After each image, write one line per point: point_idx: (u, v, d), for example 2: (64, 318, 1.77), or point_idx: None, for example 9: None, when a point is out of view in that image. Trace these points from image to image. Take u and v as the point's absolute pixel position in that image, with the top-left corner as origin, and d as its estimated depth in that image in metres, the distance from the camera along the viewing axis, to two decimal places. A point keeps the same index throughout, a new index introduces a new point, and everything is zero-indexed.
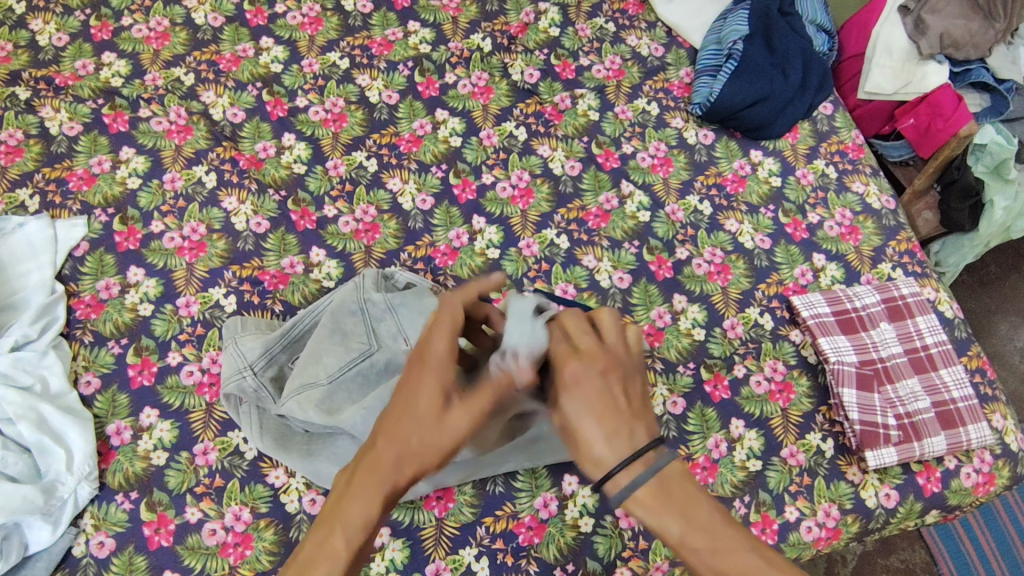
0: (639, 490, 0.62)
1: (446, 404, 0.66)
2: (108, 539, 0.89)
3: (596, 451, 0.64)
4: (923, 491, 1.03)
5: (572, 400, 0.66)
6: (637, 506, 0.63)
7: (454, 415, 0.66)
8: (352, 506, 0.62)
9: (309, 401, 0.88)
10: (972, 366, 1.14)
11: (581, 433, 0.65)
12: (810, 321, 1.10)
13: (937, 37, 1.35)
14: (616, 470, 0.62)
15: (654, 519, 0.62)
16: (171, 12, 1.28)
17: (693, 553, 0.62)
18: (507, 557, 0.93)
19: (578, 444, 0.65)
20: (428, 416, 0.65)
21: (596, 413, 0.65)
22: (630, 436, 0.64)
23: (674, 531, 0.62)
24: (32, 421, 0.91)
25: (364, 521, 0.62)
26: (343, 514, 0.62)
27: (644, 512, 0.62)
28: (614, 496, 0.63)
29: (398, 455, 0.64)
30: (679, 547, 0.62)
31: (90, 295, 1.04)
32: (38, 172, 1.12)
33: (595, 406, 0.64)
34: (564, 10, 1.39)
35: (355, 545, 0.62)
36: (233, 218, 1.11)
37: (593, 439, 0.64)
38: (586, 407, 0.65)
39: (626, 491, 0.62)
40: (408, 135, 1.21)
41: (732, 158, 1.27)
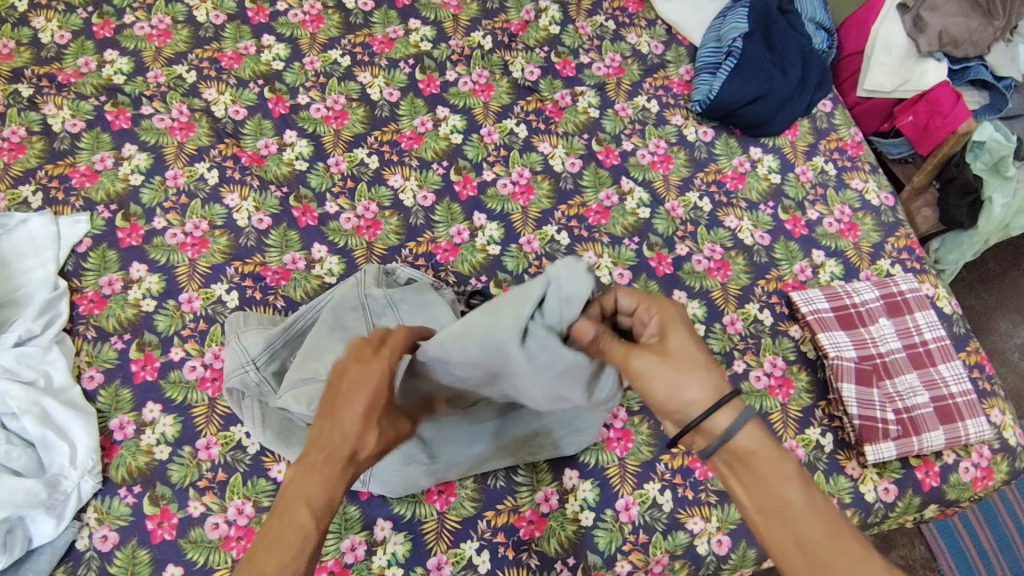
0: (757, 421, 0.68)
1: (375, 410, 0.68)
2: (111, 533, 0.90)
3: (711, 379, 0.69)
4: (922, 486, 1.04)
5: (677, 334, 0.72)
6: (758, 426, 0.68)
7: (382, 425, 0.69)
8: (315, 488, 0.63)
9: (304, 396, 0.87)
10: (970, 361, 1.14)
11: (689, 363, 0.69)
12: (810, 317, 1.10)
13: (936, 35, 1.35)
14: (734, 398, 0.67)
15: (771, 451, 0.66)
16: (173, 10, 1.29)
17: (803, 489, 0.65)
18: (509, 550, 0.93)
19: (686, 374, 0.69)
20: (365, 415, 0.67)
21: (696, 348, 0.71)
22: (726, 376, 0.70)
23: (791, 466, 0.66)
24: (36, 415, 0.92)
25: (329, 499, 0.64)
26: (308, 491, 0.63)
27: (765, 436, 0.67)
28: (732, 421, 0.67)
29: (344, 443, 0.65)
30: (789, 482, 0.65)
31: (93, 291, 1.04)
32: (41, 169, 1.12)
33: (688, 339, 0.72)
34: (564, 8, 1.39)
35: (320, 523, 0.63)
36: (236, 214, 1.11)
37: (698, 362, 0.69)
38: (692, 343, 0.71)
39: (745, 418, 0.67)
40: (409, 132, 1.22)
41: (732, 156, 1.28)
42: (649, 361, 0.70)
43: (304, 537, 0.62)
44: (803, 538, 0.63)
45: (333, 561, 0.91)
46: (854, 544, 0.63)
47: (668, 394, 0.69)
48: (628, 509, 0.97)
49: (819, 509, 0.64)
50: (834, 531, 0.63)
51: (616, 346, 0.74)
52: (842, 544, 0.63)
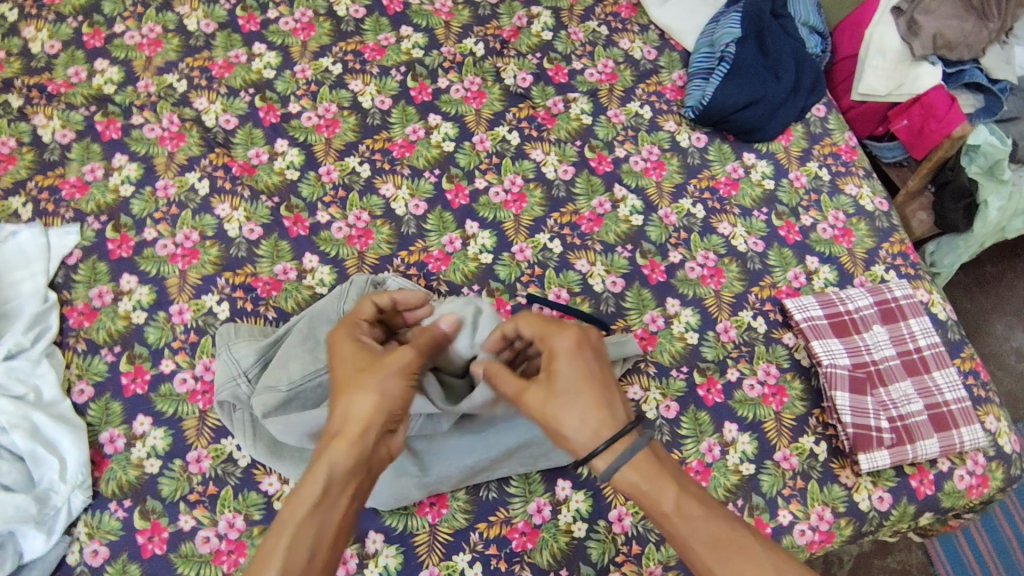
0: (637, 457, 0.72)
1: (369, 373, 0.74)
2: (101, 547, 0.89)
3: (585, 422, 0.72)
4: (916, 494, 1.04)
5: (564, 368, 0.75)
6: (634, 471, 0.71)
7: (382, 378, 0.73)
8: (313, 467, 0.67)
9: (266, 406, 0.88)
10: (965, 368, 1.14)
11: (570, 403, 0.73)
12: (803, 324, 1.10)
13: (930, 38, 1.34)
14: (622, 437, 0.72)
15: (648, 487, 0.70)
16: (163, 18, 1.28)
17: (682, 520, 0.69)
18: (501, 562, 0.93)
19: (565, 414, 0.73)
20: (374, 397, 0.72)
21: (580, 384, 0.74)
22: (616, 414, 0.73)
23: (667, 499, 0.69)
24: (25, 430, 0.92)
25: (325, 475, 0.66)
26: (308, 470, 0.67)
27: (642, 476, 0.71)
28: (609, 464, 0.71)
29: (355, 433, 0.69)
30: (670, 515, 0.69)
31: (82, 303, 1.04)
32: (31, 180, 1.12)
33: (579, 381, 0.74)
34: (557, 14, 1.39)
35: (314, 499, 0.65)
36: (226, 225, 1.11)
37: (578, 415, 0.73)
38: (580, 378, 0.74)
39: (623, 458, 0.71)
40: (401, 140, 1.21)
41: (725, 161, 1.27)
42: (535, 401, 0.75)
43: (302, 515, 0.64)
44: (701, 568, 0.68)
45: None
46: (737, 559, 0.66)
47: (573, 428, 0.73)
48: (621, 520, 0.97)
49: (701, 536, 0.68)
50: (717, 551, 0.67)
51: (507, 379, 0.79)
52: (729, 561, 0.66)
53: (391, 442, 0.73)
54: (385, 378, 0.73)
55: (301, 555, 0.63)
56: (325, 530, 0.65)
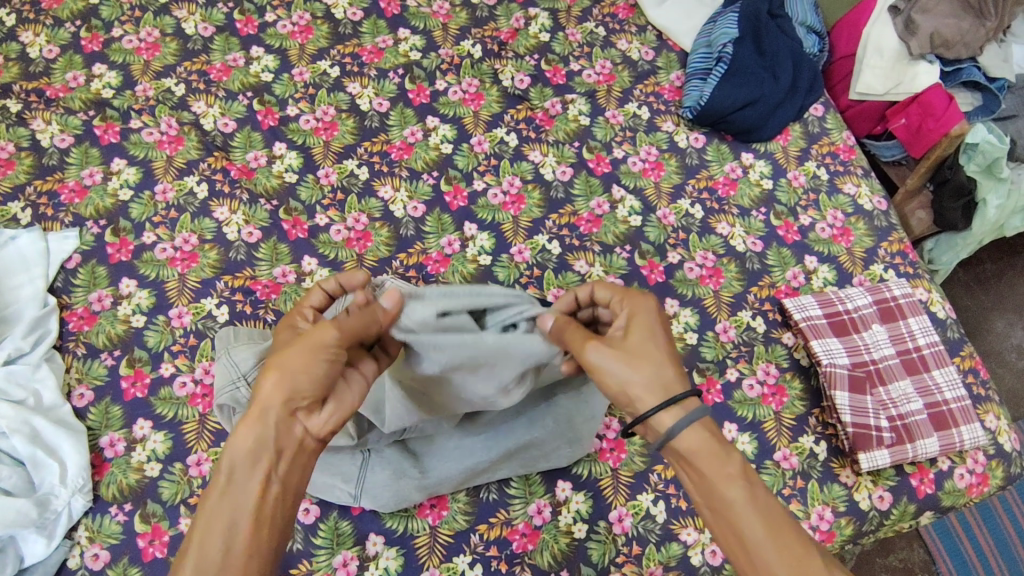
0: (705, 422, 0.70)
1: (282, 353, 0.69)
2: (102, 551, 0.90)
3: (657, 380, 0.71)
4: (917, 493, 1.04)
5: (641, 331, 0.73)
6: (701, 433, 0.69)
7: (288, 352, 0.68)
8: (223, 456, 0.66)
9: None
10: (964, 366, 1.14)
11: (644, 360, 0.72)
12: (802, 324, 1.10)
13: (927, 37, 1.34)
14: (686, 398, 0.70)
15: (716, 449, 0.69)
16: (162, 22, 1.29)
17: (743, 486, 0.67)
18: (501, 564, 0.93)
19: (634, 370, 0.71)
20: (277, 375, 0.68)
21: (660, 348, 0.73)
22: (682, 379, 0.72)
23: (732, 464, 0.68)
24: (25, 434, 0.92)
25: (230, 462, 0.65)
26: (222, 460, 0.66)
27: (708, 439, 0.69)
28: (677, 421, 0.70)
29: (262, 413, 0.66)
30: (730, 480, 0.68)
31: (82, 307, 1.04)
32: (30, 185, 1.12)
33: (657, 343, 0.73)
34: (555, 15, 1.39)
35: (220, 490, 0.64)
36: (225, 228, 1.11)
37: (650, 375, 0.71)
38: (654, 340, 0.73)
39: (694, 419, 0.69)
40: (399, 143, 1.21)
41: (723, 161, 1.27)
42: (602, 353, 0.72)
43: (209, 508, 0.64)
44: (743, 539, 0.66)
45: None
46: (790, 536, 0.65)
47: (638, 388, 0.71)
48: (622, 520, 0.97)
49: (760, 508, 0.66)
50: (769, 527, 0.65)
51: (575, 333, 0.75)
52: (779, 542, 0.65)
53: (309, 419, 0.68)
54: (299, 352, 0.68)
55: (212, 550, 0.61)
56: (237, 520, 0.63)
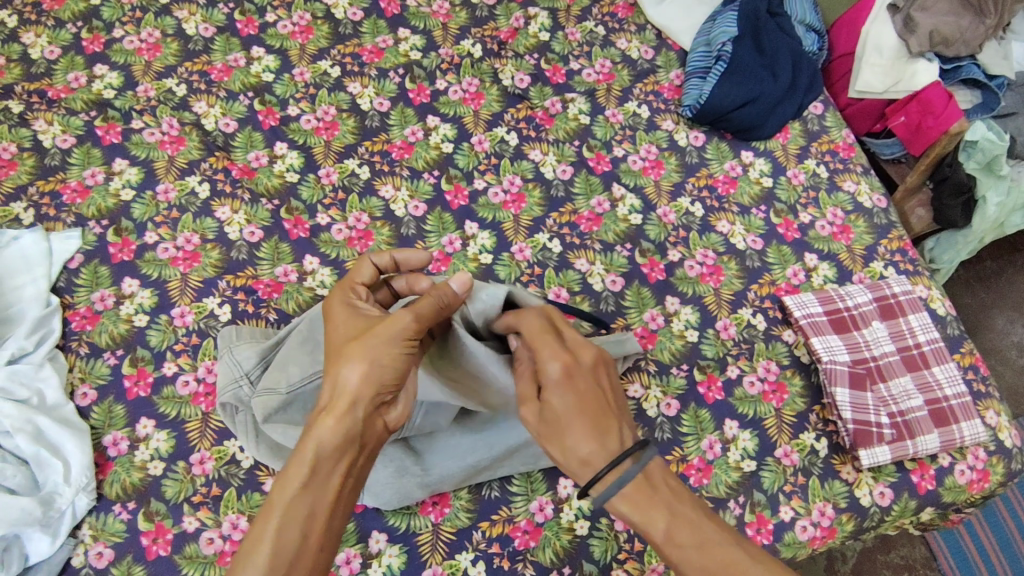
0: (628, 487, 0.70)
1: (366, 339, 0.71)
2: (106, 549, 0.90)
3: (580, 446, 0.72)
4: (918, 489, 1.04)
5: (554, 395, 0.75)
6: (624, 502, 0.70)
7: (374, 345, 0.71)
8: (305, 440, 0.67)
9: (267, 408, 0.88)
10: (965, 363, 1.14)
11: (564, 426, 0.73)
12: (802, 321, 1.10)
13: (927, 35, 1.34)
14: (606, 472, 0.70)
15: (639, 518, 0.69)
16: (162, 23, 1.29)
17: (676, 550, 0.69)
18: (504, 560, 0.93)
19: (562, 434, 0.73)
20: (365, 365, 0.70)
21: (582, 406, 0.74)
22: (609, 439, 0.72)
23: (657, 530, 0.69)
24: (29, 433, 0.92)
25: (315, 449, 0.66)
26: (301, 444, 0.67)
27: (631, 508, 0.70)
28: (604, 491, 0.70)
29: (347, 404, 0.69)
30: (664, 545, 0.69)
31: (85, 307, 1.05)
32: (33, 185, 1.12)
33: (581, 404, 0.73)
34: (554, 14, 1.40)
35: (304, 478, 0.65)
36: (227, 227, 1.11)
37: (579, 440, 0.72)
38: (575, 400, 0.74)
39: (614, 487, 0.70)
40: (400, 142, 1.22)
41: (723, 160, 1.27)
42: (533, 415, 0.77)
43: (291, 496, 0.65)
44: None
45: None
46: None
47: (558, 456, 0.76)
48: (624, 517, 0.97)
49: (697, 566, 0.67)
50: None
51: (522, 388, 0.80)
52: None
53: (387, 414, 0.74)
54: (382, 345, 0.71)
55: (294, 539, 0.63)
56: (316, 512, 0.65)
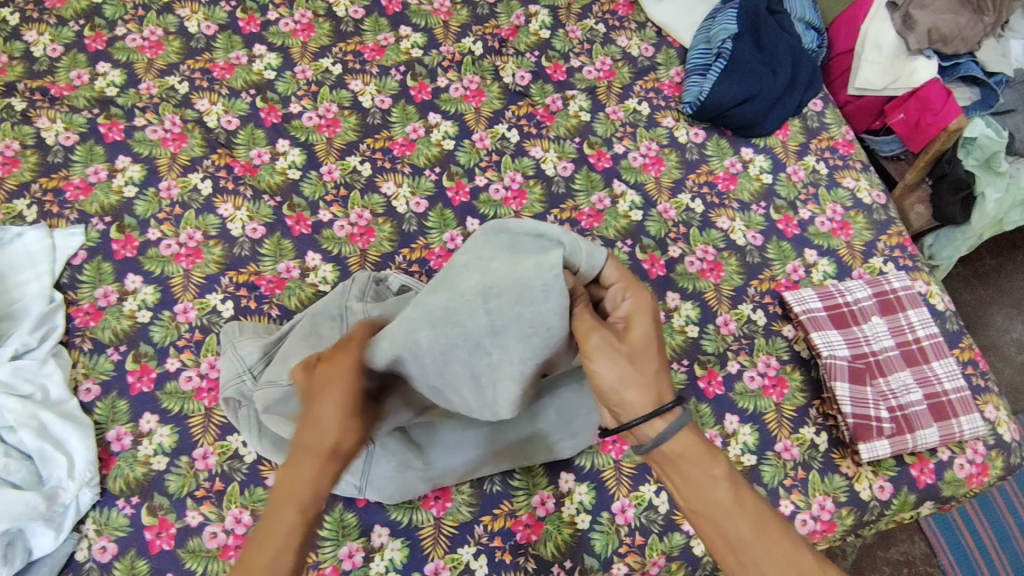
0: (690, 427, 0.69)
1: (331, 402, 0.70)
2: (109, 543, 0.90)
3: (655, 379, 0.70)
4: (917, 483, 1.04)
5: (640, 325, 0.72)
6: (685, 439, 0.69)
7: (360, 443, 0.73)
8: (299, 489, 0.65)
9: (268, 400, 0.87)
10: (964, 358, 1.15)
11: (644, 359, 0.70)
12: (802, 317, 1.11)
13: (925, 32, 1.36)
14: (673, 406, 0.69)
15: (702, 454, 0.69)
16: (164, 21, 1.30)
17: (728, 489, 0.67)
18: (506, 555, 0.94)
19: (638, 366, 0.69)
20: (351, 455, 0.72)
21: (658, 345, 0.72)
22: (669, 384, 0.71)
23: (717, 469, 0.68)
24: (33, 428, 0.92)
25: (313, 499, 0.65)
26: (293, 492, 0.65)
27: (693, 445, 0.69)
28: (666, 428, 0.68)
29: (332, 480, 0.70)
30: (718, 485, 0.67)
31: (88, 303, 1.05)
32: (36, 182, 1.13)
33: (657, 344, 0.72)
34: (554, 12, 1.40)
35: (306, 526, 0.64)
36: (230, 224, 1.12)
37: (653, 376, 0.70)
38: (654, 340, 0.72)
39: (680, 422, 0.69)
40: (401, 139, 1.22)
41: (723, 156, 1.28)
42: (605, 341, 0.70)
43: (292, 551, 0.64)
44: (731, 541, 0.67)
45: (331, 569, 0.91)
46: (779, 537, 0.66)
47: (615, 386, 0.69)
48: (624, 511, 0.98)
49: (745, 510, 0.67)
50: (757, 525, 0.66)
51: (588, 318, 0.72)
52: (767, 538, 0.66)
53: None
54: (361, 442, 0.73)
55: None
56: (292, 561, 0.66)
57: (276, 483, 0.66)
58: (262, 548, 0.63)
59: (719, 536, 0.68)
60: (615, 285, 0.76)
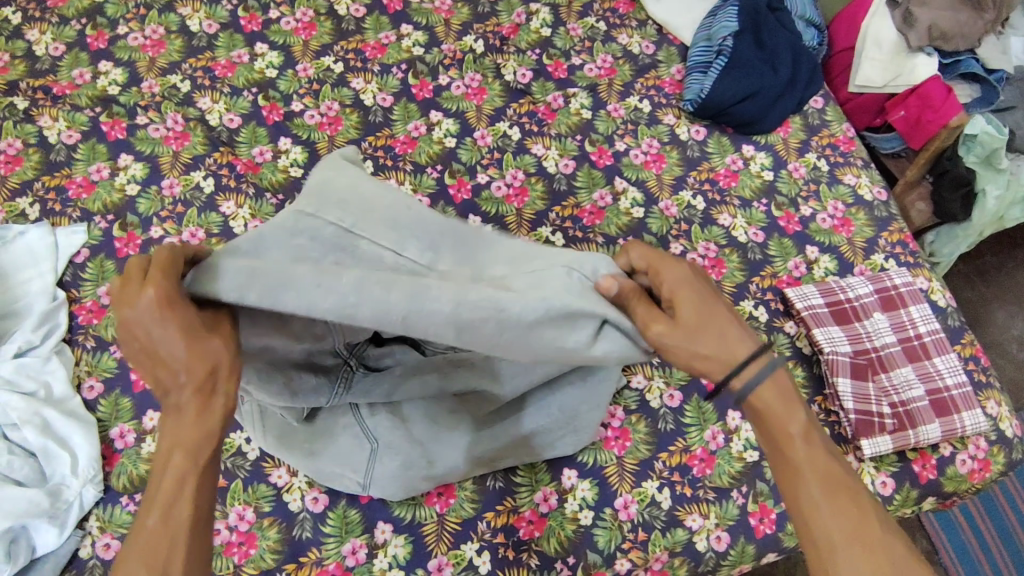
0: (776, 376, 0.69)
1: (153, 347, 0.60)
2: (113, 540, 0.90)
3: (726, 343, 0.68)
4: (919, 478, 1.04)
5: (687, 299, 0.69)
6: (769, 390, 0.69)
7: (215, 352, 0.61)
8: (181, 433, 0.62)
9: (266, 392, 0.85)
10: (966, 354, 1.15)
11: (703, 330, 0.68)
12: (804, 313, 1.11)
13: (925, 29, 1.36)
14: (754, 358, 0.68)
15: (783, 410, 0.69)
16: (166, 20, 1.30)
17: (805, 445, 0.68)
18: (509, 551, 0.94)
19: (704, 340, 0.68)
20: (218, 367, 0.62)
21: (717, 309, 0.69)
22: (747, 335, 0.69)
23: (795, 422, 0.68)
24: (37, 425, 0.93)
25: (200, 437, 0.62)
26: (176, 437, 0.62)
27: (777, 397, 0.69)
28: (748, 383, 0.68)
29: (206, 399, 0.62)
30: (796, 438, 0.68)
31: (91, 301, 1.05)
32: (38, 180, 1.13)
33: (714, 307, 0.69)
34: (555, 10, 1.40)
35: (203, 461, 0.63)
36: (232, 222, 1.12)
37: (719, 345, 0.68)
38: (711, 309, 0.69)
39: (763, 376, 0.68)
40: (403, 137, 1.22)
41: (724, 154, 1.28)
42: (665, 330, 0.68)
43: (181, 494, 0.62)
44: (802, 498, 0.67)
45: (334, 565, 0.91)
46: (848, 502, 0.66)
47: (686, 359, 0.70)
48: (627, 507, 0.98)
49: (819, 470, 0.67)
50: (829, 486, 0.66)
51: (642, 309, 0.70)
52: (835, 501, 0.66)
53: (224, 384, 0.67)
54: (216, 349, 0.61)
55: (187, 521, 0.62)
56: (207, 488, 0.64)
57: (162, 431, 0.63)
58: (157, 499, 0.62)
59: (791, 497, 0.68)
60: (648, 274, 0.74)
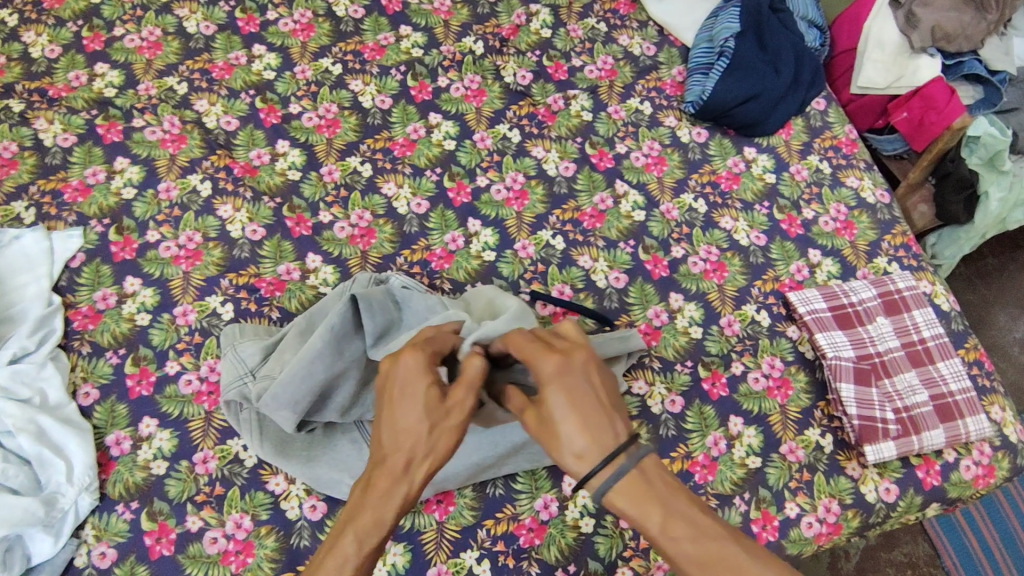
0: (626, 476, 0.65)
1: (396, 397, 0.70)
2: (109, 549, 0.89)
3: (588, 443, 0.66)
4: (923, 484, 1.04)
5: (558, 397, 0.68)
6: (619, 495, 0.65)
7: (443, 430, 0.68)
8: (359, 512, 0.65)
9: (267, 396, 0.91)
10: (970, 358, 1.14)
11: (578, 428, 0.67)
12: (807, 317, 1.10)
13: (928, 30, 1.35)
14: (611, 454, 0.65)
15: (636, 506, 0.64)
16: (163, 21, 1.29)
17: (663, 531, 0.64)
18: (508, 559, 0.93)
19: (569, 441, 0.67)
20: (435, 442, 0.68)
21: (586, 410, 0.67)
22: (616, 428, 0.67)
23: (652, 521, 0.64)
24: (32, 433, 0.91)
25: (373, 523, 0.65)
26: (353, 517, 0.65)
27: (628, 500, 0.65)
28: (601, 481, 0.65)
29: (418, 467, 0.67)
30: (661, 536, 0.64)
31: (87, 306, 1.04)
32: (34, 184, 1.12)
33: (573, 403, 0.68)
34: (555, 11, 1.39)
35: (365, 547, 0.64)
36: (229, 226, 1.11)
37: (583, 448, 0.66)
38: (582, 405, 0.67)
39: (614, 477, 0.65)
40: (401, 140, 1.21)
41: (726, 156, 1.27)
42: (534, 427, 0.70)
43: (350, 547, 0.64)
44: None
45: None
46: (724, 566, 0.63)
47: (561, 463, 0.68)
48: None
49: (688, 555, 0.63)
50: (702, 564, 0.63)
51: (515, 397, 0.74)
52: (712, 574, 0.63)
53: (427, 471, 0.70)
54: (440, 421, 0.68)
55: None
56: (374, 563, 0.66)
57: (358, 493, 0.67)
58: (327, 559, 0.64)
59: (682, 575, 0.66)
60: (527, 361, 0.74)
